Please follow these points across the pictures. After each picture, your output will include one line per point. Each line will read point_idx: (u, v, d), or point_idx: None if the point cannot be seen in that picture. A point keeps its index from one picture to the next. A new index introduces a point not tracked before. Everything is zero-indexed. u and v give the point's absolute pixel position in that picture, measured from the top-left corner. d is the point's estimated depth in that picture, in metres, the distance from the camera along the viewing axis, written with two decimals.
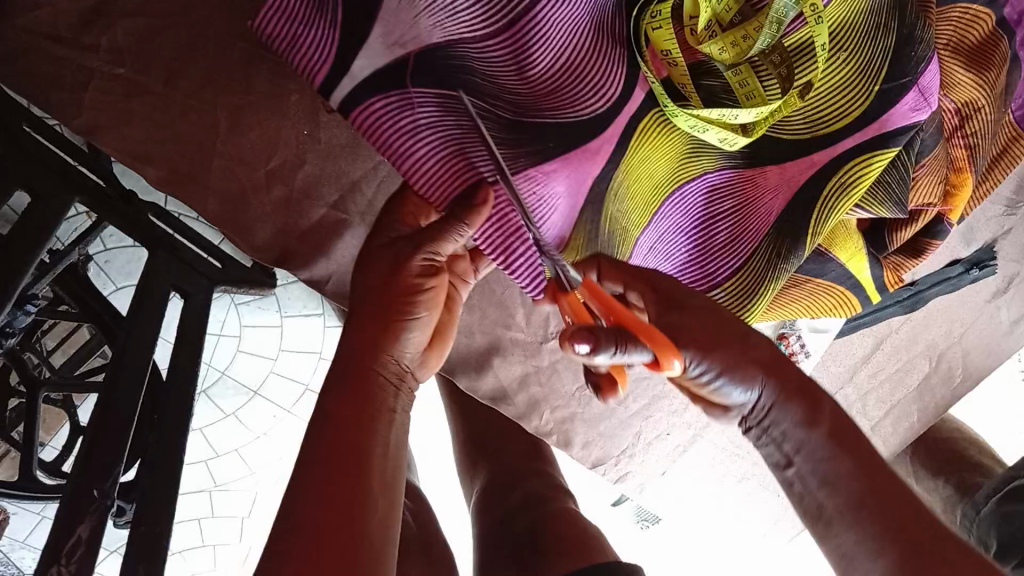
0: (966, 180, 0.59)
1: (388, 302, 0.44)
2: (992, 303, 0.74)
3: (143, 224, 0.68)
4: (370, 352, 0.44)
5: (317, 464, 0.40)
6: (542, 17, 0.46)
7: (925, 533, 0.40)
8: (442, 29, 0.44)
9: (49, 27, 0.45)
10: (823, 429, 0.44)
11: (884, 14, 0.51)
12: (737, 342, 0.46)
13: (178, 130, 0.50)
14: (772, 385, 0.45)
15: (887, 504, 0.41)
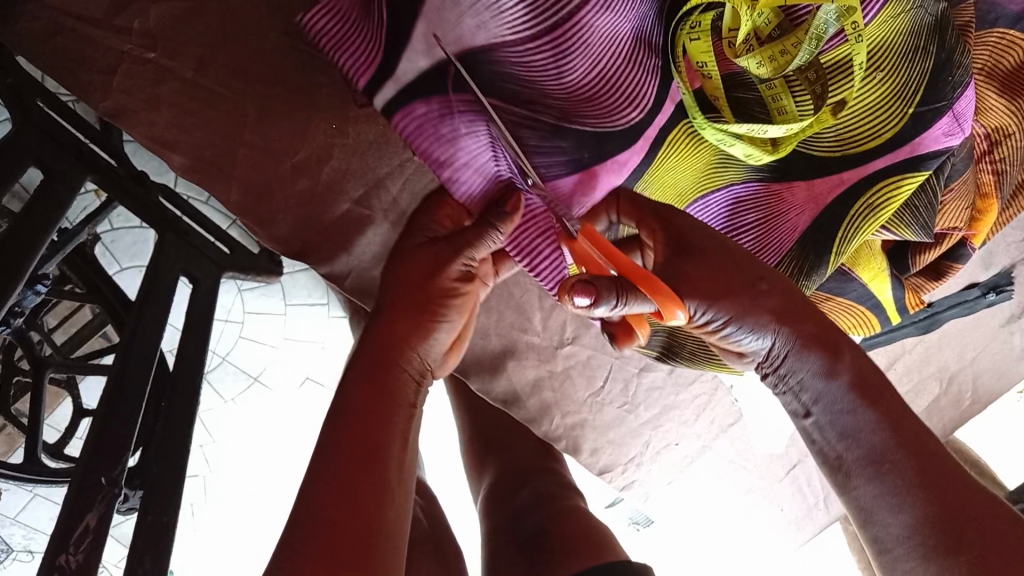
0: (992, 206, 0.59)
1: (423, 299, 0.45)
2: (1006, 328, 0.74)
3: (154, 206, 0.67)
4: (400, 346, 0.44)
5: (331, 461, 0.38)
6: (589, 24, 0.43)
7: (952, 497, 0.38)
8: (485, 31, 0.42)
9: (82, 9, 0.45)
10: (841, 379, 0.42)
11: (925, 37, 0.49)
12: (746, 288, 0.43)
13: (206, 117, 0.49)
14: (786, 331, 0.43)
15: (908, 449, 0.40)
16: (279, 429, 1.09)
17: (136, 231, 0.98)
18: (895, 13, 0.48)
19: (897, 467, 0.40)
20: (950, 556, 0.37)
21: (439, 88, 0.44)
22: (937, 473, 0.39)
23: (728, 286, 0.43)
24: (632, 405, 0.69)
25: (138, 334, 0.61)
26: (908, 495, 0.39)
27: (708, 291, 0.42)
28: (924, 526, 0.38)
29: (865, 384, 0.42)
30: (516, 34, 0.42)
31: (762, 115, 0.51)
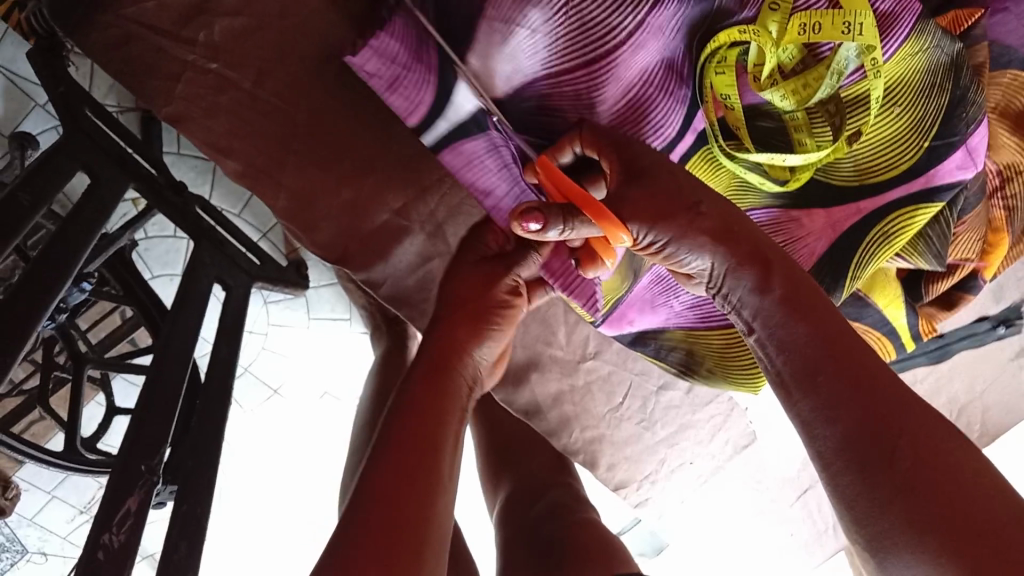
0: (1002, 240, 0.61)
1: (474, 314, 0.49)
2: (1015, 362, 0.76)
3: (189, 217, 0.73)
4: (457, 353, 0.48)
5: (391, 455, 0.41)
6: (617, 65, 0.48)
7: (899, 422, 0.35)
8: (522, 72, 0.47)
9: (151, 18, 0.47)
10: (774, 295, 0.40)
11: (940, 75, 0.53)
12: (687, 208, 0.41)
13: (260, 127, 0.52)
14: (722, 251, 0.41)
15: (828, 365, 0.37)
16: (296, 438, 1.12)
17: (170, 241, 1.01)
18: (913, 51, 0.51)
19: (831, 381, 0.37)
20: (884, 471, 0.34)
21: (483, 128, 0.50)
22: (874, 392, 0.36)
23: (662, 207, 0.41)
24: (649, 422, 0.70)
25: (174, 337, 0.64)
26: (839, 410, 0.36)
27: (650, 215, 0.41)
28: (848, 437, 0.35)
29: (790, 302, 0.39)
30: (546, 65, 0.47)
31: (783, 143, 0.54)
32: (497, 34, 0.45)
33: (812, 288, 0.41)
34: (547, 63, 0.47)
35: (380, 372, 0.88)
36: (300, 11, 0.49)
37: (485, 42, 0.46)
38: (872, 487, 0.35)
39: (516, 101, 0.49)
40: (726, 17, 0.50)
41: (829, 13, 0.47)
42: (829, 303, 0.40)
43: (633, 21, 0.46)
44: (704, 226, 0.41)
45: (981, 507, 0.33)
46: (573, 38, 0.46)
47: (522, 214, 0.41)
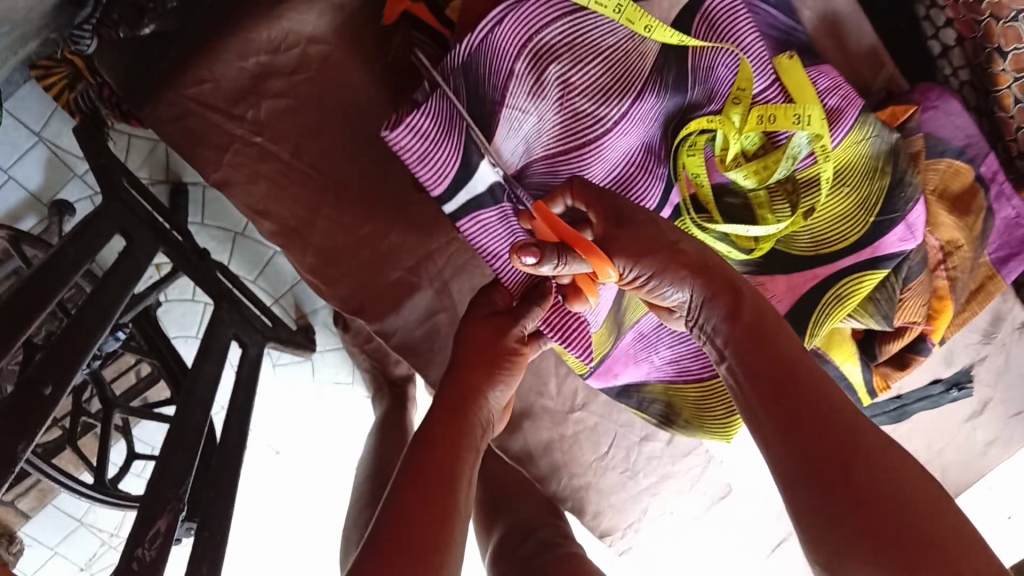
0: (947, 306, 0.69)
1: (490, 359, 0.54)
2: (970, 423, 0.82)
3: (211, 279, 0.85)
4: (473, 394, 0.53)
5: (413, 481, 0.46)
6: (607, 147, 0.57)
7: (858, 447, 0.36)
8: (525, 151, 0.57)
9: (208, 98, 0.56)
10: (743, 325, 0.42)
11: (879, 161, 0.62)
12: (667, 247, 0.45)
13: (295, 192, 0.60)
14: (698, 286, 0.44)
15: (790, 386, 0.39)
16: (295, 499, 1.14)
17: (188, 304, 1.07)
18: (856, 140, 0.61)
19: (795, 402, 0.38)
20: (842, 490, 0.35)
21: (496, 201, 0.56)
22: (835, 419, 0.37)
23: (646, 246, 0.45)
24: (632, 471, 0.76)
25: (199, 385, 0.74)
26: (802, 430, 0.37)
27: (634, 251, 0.45)
28: (803, 449, 0.37)
29: (759, 329, 0.42)
30: (547, 146, 0.57)
31: (747, 217, 0.62)
32: (512, 121, 0.55)
33: (780, 322, 0.43)
34: (546, 144, 0.57)
35: (381, 427, 0.94)
36: (336, 96, 0.59)
37: (503, 127, 0.54)
38: (826, 499, 0.35)
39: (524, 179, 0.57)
40: (697, 109, 0.60)
41: (779, 106, 0.58)
42: (794, 337, 0.43)
43: (620, 111, 0.56)
44: (684, 262, 0.44)
45: (929, 526, 0.34)
46: (568, 125, 0.56)
47: (521, 248, 0.44)
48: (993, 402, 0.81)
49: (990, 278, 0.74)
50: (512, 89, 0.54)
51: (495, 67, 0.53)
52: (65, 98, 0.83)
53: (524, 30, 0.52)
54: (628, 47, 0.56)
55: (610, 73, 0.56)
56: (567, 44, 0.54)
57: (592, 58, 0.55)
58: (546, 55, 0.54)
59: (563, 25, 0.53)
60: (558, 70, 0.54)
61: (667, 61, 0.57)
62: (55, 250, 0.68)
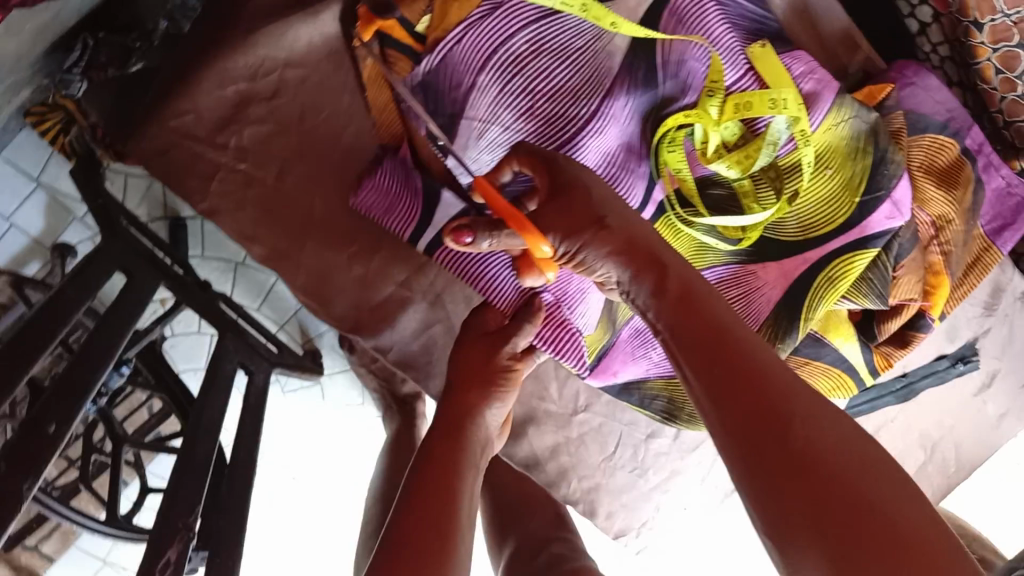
0: (943, 281, 0.69)
1: (483, 379, 0.53)
2: (979, 396, 0.81)
3: (215, 310, 0.85)
4: (467, 417, 0.53)
5: (408, 510, 0.46)
6: (582, 148, 0.59)
7: (787, 409, 0.37)
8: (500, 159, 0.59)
9: (191, 130, 0.58)
10: (671, 296, 0.43)
11: (862, 140, 0.62)
12: (594, 224, 0.45)
13: (282, 216, 0.61)
14: (624, 262, 0.44)
15: (719, 354, 0.39)
16: (311, 528, 1.13)
17: (195, 336, 1.08)
18: (834, 124, 0.62)
19: (722, 371, 0.39)
20: (778, 455, 0.35)
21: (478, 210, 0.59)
22: (765, 384, 0.38)
23: (574, 225, 0.45)
24: (642, 469, 0.76)
25: (206, 414, 0.75)
26: (732, 398, 0.38)
27: (563, 229, 0.45)
28: (737, 411, 0.37)
29: (684, 296, 0.42)
30: None
31: (733, 207, 0.63)
32: (476, 128, 0.58)
33: (702, 283, 0.43)
34: None
35: (393, 443, 0.94)
36: (316, 117, 0.60)
37: (469, 133, 0.58)
38: (764, 467, 0.36)
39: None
40: (671, 103, 0.61)
41: (756, 93, 0.59)
42: (722, 301, 0.43)
43: (590, 110, 0.58)
44: (611, 238, 0.44)
45: (868, 485, 0.34)
46: (540, 130, 0.58)
47: (455, 230, 0.49)
48: (1001, 373, 0.80)
49: (987, 250, 0.74)
50: (474, 99, 0.57)
51: (456, 81, 0.57)
52: (60, 142, 0.87)
53: (484, 45, 0.57)
54: (595, 47, 0.58)
55: (578, 76, 0.58)
56: (533, 52, 0.58)
57: (558, 63, 0.58)
58: (509, 65, 0.57)
59: (526, 36, 0.57)
60: (522, 78, 0.58)
61: (638, 58, 0.59)
62: (56, 292, 0.69)
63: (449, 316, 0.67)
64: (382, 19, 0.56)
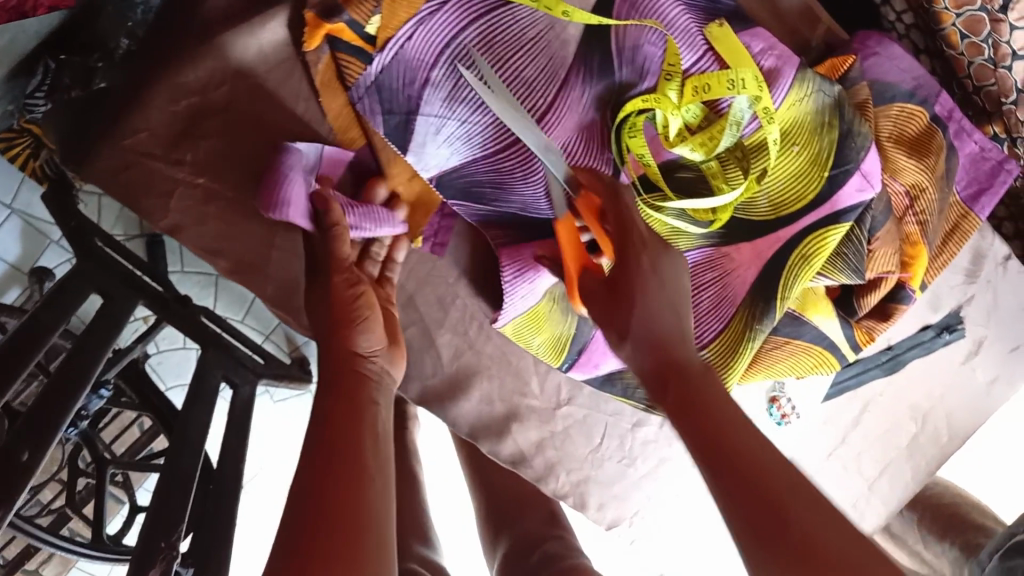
0: (920, 250, 0.68)
1: (340, 314, 0.56)
2: (967, 364, 0.80)
3: (195, 324, 0.84)
4: (338, 351, 0.54)
5: (313, 451, 0.47)
6: (542, 139, 0.59)
7: (777, 489, 0.39)
8: (460, 153, 0.60)
9: (147, 147, 0.57)
10: (672, 395, 0.47)
11: (828, 114, 0.61)
12: (615, 323, 0.53)
13: (246, 227, 0.61)
14: (637, 364, 0.50)
15: (713, 443, 0.43)
16: None
17: (181, 352, 1.07)
18: (799, 99, 0.61)
19: (713, 462, 0.42)
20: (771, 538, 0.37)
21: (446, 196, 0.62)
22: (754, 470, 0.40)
23: (608, 325, 0.54)
24: (630, 458, 0.75)
25: (188, 434, 0.74)
26: (723, 487, 0.41)
27: (604, 324, 0.54)
28: (740, 505, 0.39)
29: (705, 397, 0.46)
30: (481, 146, 0.59)
31: (703, 190, 0.63)
32: (434, 123, 0.58)
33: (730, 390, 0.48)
34: (482, 145, 0.59)
35: None
36: (270, 127, 0.59)
37: (427, 128, 0.58)
38: (759, 545, 0.38)
39: (461, 175, 0.61)
40: (630, 89, 0.60)
41: (715, 74, 0.58)
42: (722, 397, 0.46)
43: (547, 101, 0.59)
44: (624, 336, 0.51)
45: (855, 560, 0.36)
46: (498, 123, 0.58)
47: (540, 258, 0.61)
48: (988, 340, 0.79)
49: (964, 217, 0.74)
50: (428, 94, 0.57)
51: (410, 76, 0.57)
52: (31, 166, 0.86)
53: (435, 40, 0.56)
54: (549, 36, 0.58)
55: (532, 65, 0.58)
56: (484, 45, 0.57)
57: (512, 54, 0.57)
58: (462, 59, 0.57)
59: (478, 28, 0.56)
60: (476, 71, 0.57)
61: (591, 46, 0.58)
62: (28, 317, 0.68)
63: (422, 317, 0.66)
64: (330, 23, 0.55)
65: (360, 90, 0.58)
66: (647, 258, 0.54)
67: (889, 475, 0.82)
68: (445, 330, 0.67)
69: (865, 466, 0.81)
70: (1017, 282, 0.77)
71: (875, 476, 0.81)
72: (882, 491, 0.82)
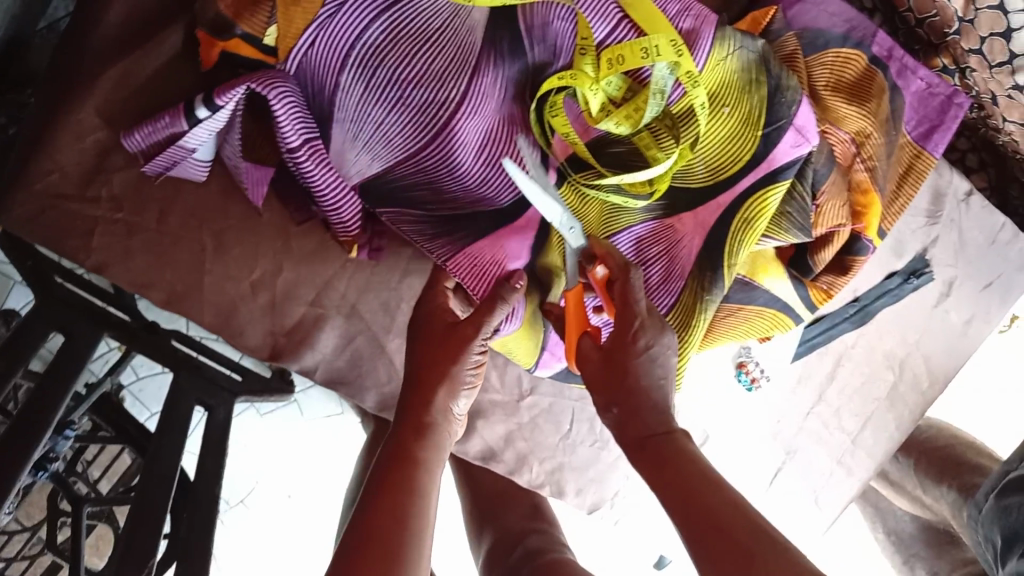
0: (872, 199, 0.66)
1: (445, 362, 0.53)
2: (940, 308, 0.79)
3: (166, 349, 0.76)
4: (428, 405, 0.53)
5: (372, 509, 0.47)
6: (459, 131, 0.58)
7: (756, 547, 0.44)
8: (381, 156, 0.58)
9: (59, 189, 0.55)
10: (653, 466, 0.51)
11: (754, 71, 0.59)
12: (603, 398, 0.54)
13: (174, 257, 0.59)
14: (621, 437, 0.54)
15: (706, 518, 0.47)
16: None
17: (159, 378, 1.04)
18: (721, 58, 0.59)
19: (691, 526, 0.47)
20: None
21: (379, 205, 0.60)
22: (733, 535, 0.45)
23: (600, 397, 0.54)
24: (602, 440, 0.74)
25: (160, 459, 0.69)
26: (698, 545, 0.46)
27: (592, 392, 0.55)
28: (716, 563, 0.45)
29: (681, 474, 0.49)
30: (403, 145, 0.58)
31: (635, 163, 0.60)
32: (350, 129, 0.57)
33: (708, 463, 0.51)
34: (403, 144, 0.58)
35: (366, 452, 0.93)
36: None
37: (345, 135, 0.57)
38: None
39: (387, 182, 0.59)
40: (546, 68, 0.58)
41: (627, 44, 0.56)
42: (703, 468, 0.50)
43: (459, 91, 0.57)
44: (607, 405, 0.54)
45: None
46: (415, 120, 0.57)
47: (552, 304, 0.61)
48: (958, 280, 0.78)
49: (918, 156, 0.71)
50: (340, 100, 0.56)
51: (318, 83, 0.55)
52: None
53: (340, 44, 0.54)
54: (455, 24, 0.56)
55: (442, 58, 0.56)
56: (391, 42, 0.55)
57: (419, 48, 0.56)
58: (370, 58, 0.55)
59: (381, 25, 0.55)
60: (386, 70, 0.55)
61: (499, 31, 0.57)
62: None
63: (368, 325, 0.65)
64: (223, 39, 0.54)
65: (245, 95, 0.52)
66: (643, 340, 0.53)
67: (873, 427, 0.79)
68: (395, 336, 0.66)
69: (845, 421, 0.78)
70: (980, 218, 0.77)
71: (857, 430, 0.78)
72: (867, 444, 0.79)
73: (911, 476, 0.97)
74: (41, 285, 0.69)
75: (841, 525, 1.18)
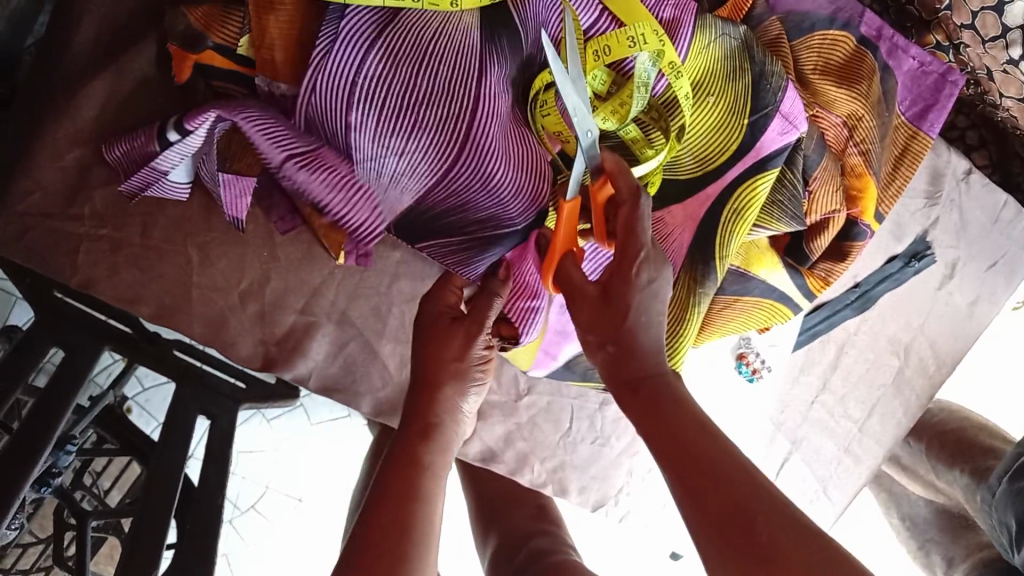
0: (867, 182, 0.65)
1: (454, 371, 0.56)
2: (943, 290, 0.77)
3: (169, 360, 0.71)
4: (435, 408, 0.56)
5: (376, 506, 0.49)
6: (481, 142, 0.55)
7: (758, 512, 0.42)
8: (409, 188, 0.57)
9: (41, 207, 0.55)
10: (648, 410, 0.48)
11: (737, 59, 0.59)
12: (596, 331, 0.49)
13: (159, 270, 0.59)
14: (612, 377, 0.50)
15: (701, 471, 0.45)
16: None
17: (164, 388, 1.04)
18: (704, 46, 0.58)
19: (686, 481, 0.45)
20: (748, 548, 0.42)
21: (421, 240, 0.59)
22: (735, 497, 0.43)
23: (591, 334, 0.49)
24: (604, 438, 0.74)
25: (166, 462, 0.65)
26: (694, 502, 0.44)
27: (583, 325, 0.50)
28: (716, 529, 0.43)
29: (680, 427, 0.47)
30: (430, 172, 0.56)
31: (625, 155, 0.58)
32: (372, 166, 0.55)
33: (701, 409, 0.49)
34: (429, 171, 0.56)
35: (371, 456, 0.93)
36: None
37: (369, 173, 0.56)
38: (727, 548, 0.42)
39: (423, 214, 0.58)
40: (532, 65, 0.58)
41: (613, 34, 0.54)
42: (703, 422, 0.47)
43: (468, 101, 0.54)
44: (602, 341, 0.49)
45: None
46: (435, 141, 0.55)
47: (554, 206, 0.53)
48: (961, 261, 0.77)
49: (913, 138, 0.69)
50: (355, 140, 0.54)
51: (330, 126, 0.54)
52: None
53: (341, 79, 0.52)
54: (446, 33, 0.54)
55: (445, 71, 0.54)
56: (390, 64, 0.53)
57: (417, 65, 0.53)
58: (375, 91, 0.53)
59: (377, 54, 0.52)
60: (393, 95, 0.53)
61: (490, 33, 0.55)
62: None
63: (360, 331, 0.65)
64: (195, 51, 0.53)
65: (218, 120, 0.53)
66: (643, 274, 0.48)
67: (879, 414, 0.77)
68: (387, 341, 0.66)
69: (851, 409, 0.77)
70: (981, 196, 0.76)
71: (863, 418, 0.77)
72: (874, 432, 0.78)
73: (923, 460, 0.96)
74: (41, 299, 0.66)
75: (856, 511, 1.17)
